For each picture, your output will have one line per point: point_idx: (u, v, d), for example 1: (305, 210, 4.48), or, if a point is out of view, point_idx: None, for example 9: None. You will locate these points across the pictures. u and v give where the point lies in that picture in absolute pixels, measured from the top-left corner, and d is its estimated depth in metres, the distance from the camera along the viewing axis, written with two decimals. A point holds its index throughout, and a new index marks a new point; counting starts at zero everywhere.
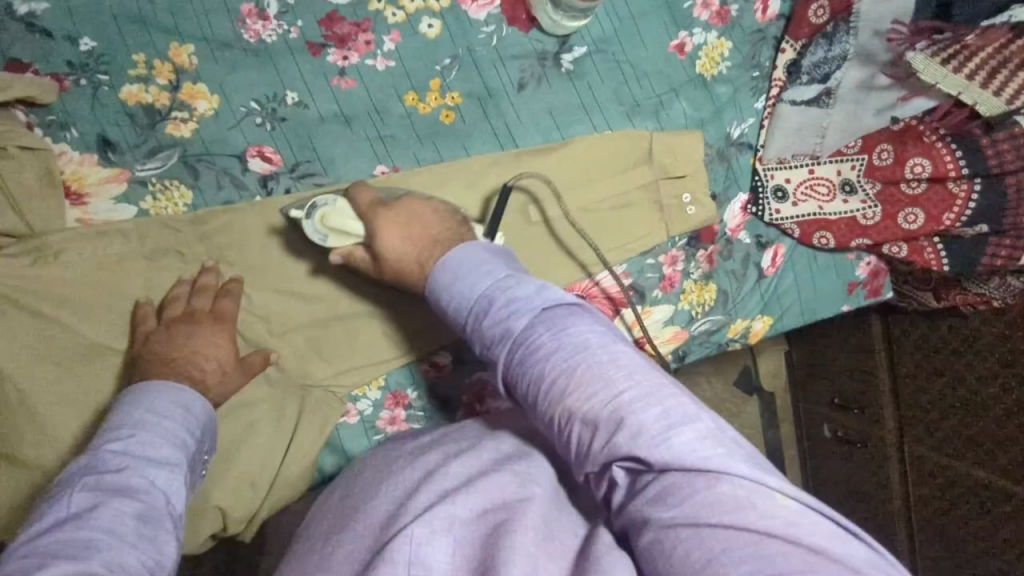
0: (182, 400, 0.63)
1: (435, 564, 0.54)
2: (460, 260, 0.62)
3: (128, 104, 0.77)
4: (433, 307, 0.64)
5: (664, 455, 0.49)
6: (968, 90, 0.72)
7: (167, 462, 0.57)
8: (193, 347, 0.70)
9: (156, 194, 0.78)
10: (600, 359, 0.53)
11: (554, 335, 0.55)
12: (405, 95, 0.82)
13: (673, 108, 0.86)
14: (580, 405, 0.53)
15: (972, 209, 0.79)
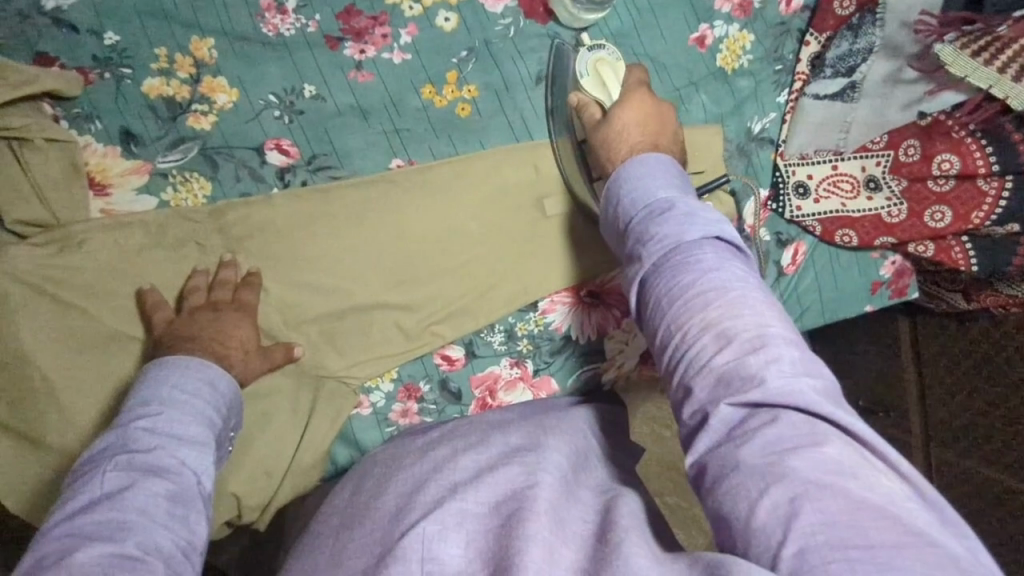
0: (207, 375, 0.63)
1: (449, 559, 0.54)
2: (647, 170, 0.63)
3: (150, 97, 0.78)
4: (604, 203, 0.65)
5: (786, 393, 0.48)
6: (999, 84, 0.70)
7: (198, 441, 0.58)
8: (218, 328, 0.72)
9: (177, 186, 0.80)
10: (754, 293, 0.53)
11: (722, 258, 0.55)
12: (421, 88, 0.82)
13: (693, 102, 0.84)
14: (724, 317, 0.52)
15: (1004, 208, 0.77)
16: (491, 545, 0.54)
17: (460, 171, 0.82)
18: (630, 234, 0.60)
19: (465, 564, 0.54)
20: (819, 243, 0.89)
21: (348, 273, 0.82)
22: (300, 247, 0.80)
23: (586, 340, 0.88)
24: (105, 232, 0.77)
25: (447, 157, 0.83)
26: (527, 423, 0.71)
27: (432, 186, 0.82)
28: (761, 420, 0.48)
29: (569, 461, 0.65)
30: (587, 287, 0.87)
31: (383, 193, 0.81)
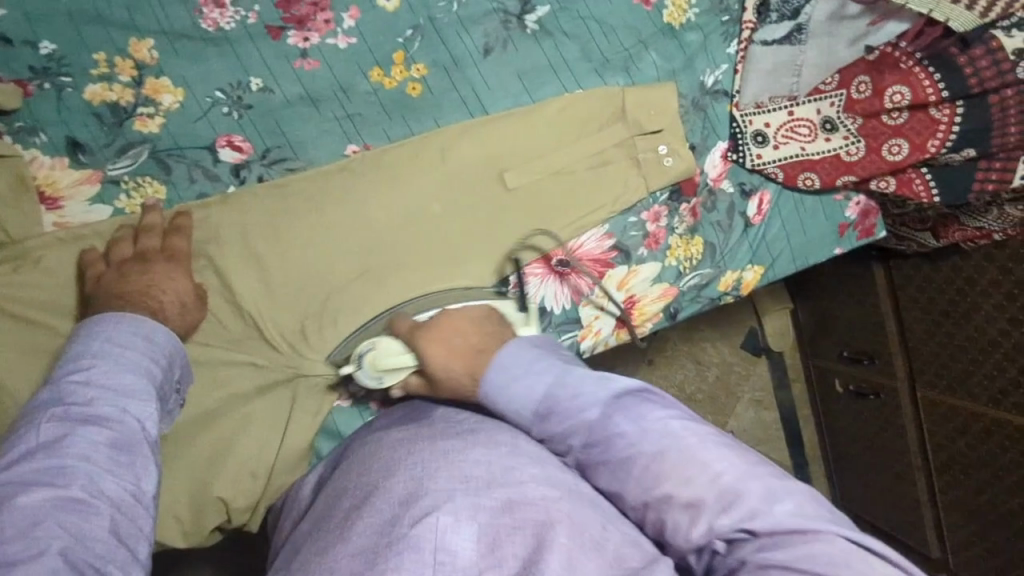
0: (144, 329, 0.63)
1: (460, 551, 0.53)
2: (505, 361, 0.67)
3: (94, 104, 0.77)
4: (483, 406, 0.68)
5: (755, 513, 0.53)
6: (939, 8, 0.72)
7: (135, 389, 0.59)
8: (147, 280, 0.69)
9: (130, 192, 0.78)
10: (672, 426, 0.60)
11: (635, 411, 0.61)
12: (370, 71, 0.81)
13: (643, 61, 0.85)
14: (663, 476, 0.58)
15: (957, 133, 0.77)
16: (505, 544, 0.54)
17: (422, 151, 0.82)
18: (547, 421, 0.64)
19: (477, 557, 0.53)
20: (783, 190, 0.90)
21: (318, 266, 0.81)
22: (265, 244, 0.79)
23: (562, 309, 0.88)
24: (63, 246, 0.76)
25: (402, 139, 0.82)
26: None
27: (399, 169, 0.81)
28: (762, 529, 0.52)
29: (580, 472, 0.64)
30: (558, 254, 0.86)
31: (351, 182, 0.81)
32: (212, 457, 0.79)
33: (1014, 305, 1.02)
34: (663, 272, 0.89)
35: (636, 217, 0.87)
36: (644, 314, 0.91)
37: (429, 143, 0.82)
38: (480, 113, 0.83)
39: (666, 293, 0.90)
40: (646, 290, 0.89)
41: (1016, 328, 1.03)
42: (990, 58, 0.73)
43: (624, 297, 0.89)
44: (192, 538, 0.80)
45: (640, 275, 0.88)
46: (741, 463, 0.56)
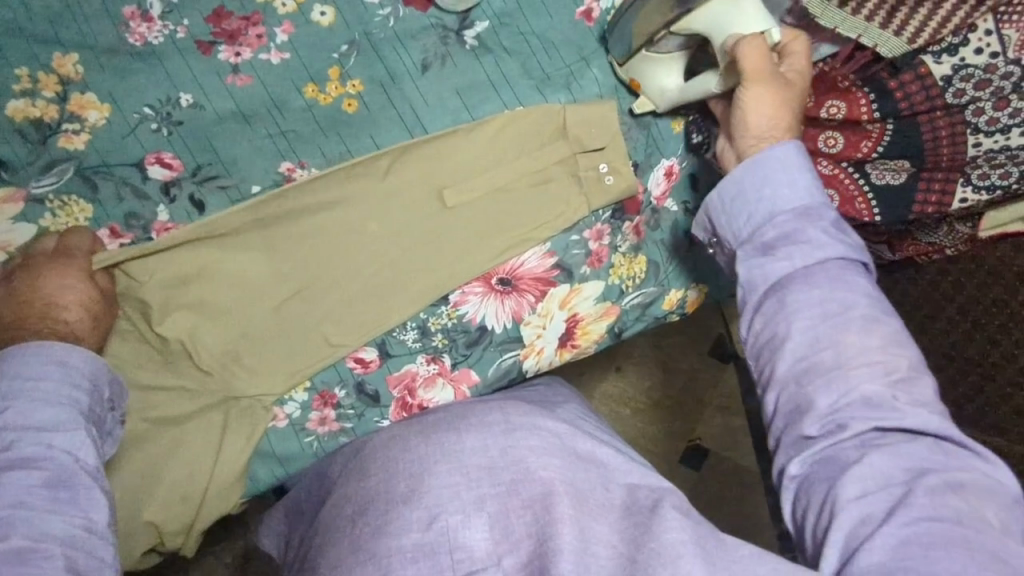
0: (55, 357, 0.65)
1: (474, 544, 0.59)
2: (789, 158, 0.67)
3: (16, 120, 0.75)
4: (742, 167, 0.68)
5: (913, 378, 0.60)
6: (868, 32, 0.72)
7: (58, 419, 0.63)
8: (48, 298, 0.71)
9: (55, 211, 0.76)
10: (845, 264, 0.65)
11: (810, 234, 0.65)
12: (304, 88, 0.80)
13: (584, 78, 0.84)
14: (801, 315, 0.63)
15: (885, 149, 0.76)
16: (515, 527, 0.60)
17: (356, 182, 0.80)
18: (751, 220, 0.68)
19: (491, 545, 0.59)
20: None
21: (248, 294, 0.79)
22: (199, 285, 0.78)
23: (503, 327, 0.86)
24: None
25: (338, 156, 0.80)
26: (521, 402, 0.74)
27: (330, 204, 0.80)
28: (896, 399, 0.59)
29: (569, 436, 0.69)
30: (499, 273, 0.85)
31: (286, 216, 0.79)
32: (143, 483, 0.77)
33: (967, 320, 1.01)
34: (606, 290, 0.88)
35: (578, 235, 0.86)
36: (587, 334, 0.90)
37: (361, 173, 0.80)
38: (418, 130, 0.81)
39: (608, 311, 0.89)
40: (590, 308, 0.88)
41: (970, 343, 1.02)
42: (919, 82, 0.72)
43: (567, 316, 0.88)
44: (124, 562, 0.79)
45: (583, 294, 0.88)
46: (888, 322, 0.62)
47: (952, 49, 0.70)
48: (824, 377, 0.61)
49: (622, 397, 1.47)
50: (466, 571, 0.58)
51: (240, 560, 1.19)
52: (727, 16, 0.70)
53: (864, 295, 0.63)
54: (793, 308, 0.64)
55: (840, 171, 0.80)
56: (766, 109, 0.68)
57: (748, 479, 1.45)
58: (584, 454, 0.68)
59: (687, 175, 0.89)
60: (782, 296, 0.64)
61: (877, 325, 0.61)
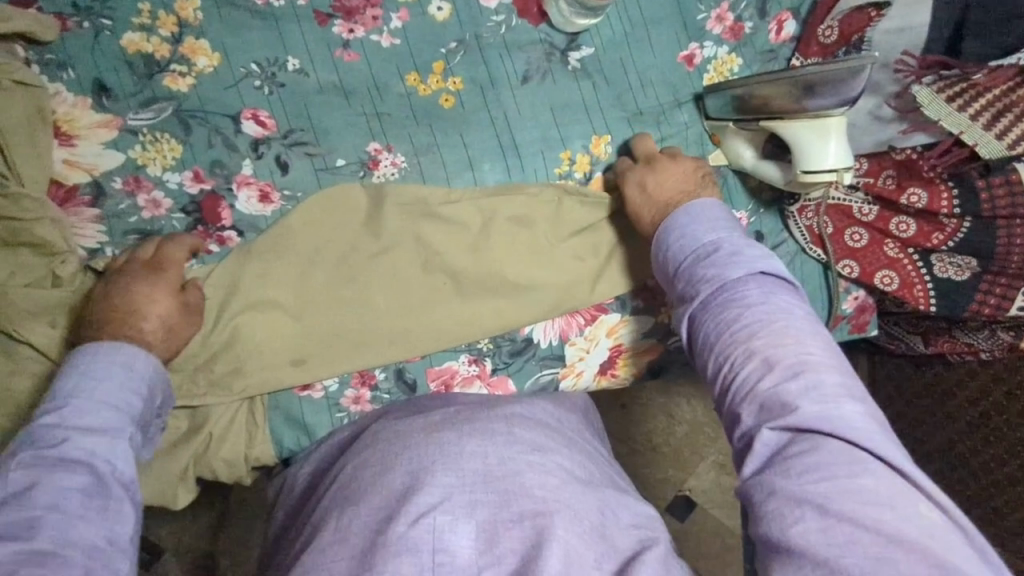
0: (122, 358, 0.66)
1: (458, 549, 0.60)
2: (695, 206, 0.73)
3: (128, 52, 0.77)
4: (658, 246, 0.74)
5: (831, 462, 0.53)
6: (969, 130, 0.73)
7: (38, 480, 0.57)
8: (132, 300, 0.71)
9: (146, 144, 0.77)
10: (769, 328, 0.61)
11: (700, 271, 0.68)
12: (406, 75, 0.82)
13: (674, 120, 0.86)
14: (705, 340, 0.64)
15: (958, 242, 0.79)
16: (502, 541, 0.61)
17: (405, 233, 0.80)
18: (680, 278, 0.70)
19: (475, 554, 0.60)
20: (800, 252, 0.90)
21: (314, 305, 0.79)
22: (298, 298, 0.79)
23: (548, 343, 0.87)
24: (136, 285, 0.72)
25: (427, 148, 0.82)
26: (528, 418, 0.75)
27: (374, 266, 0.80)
28: (800, 446, 0.55)
29: (569, 462, 0.70)
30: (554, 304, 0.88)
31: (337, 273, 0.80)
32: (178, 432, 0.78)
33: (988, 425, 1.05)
34: (654, 328, 0.90)
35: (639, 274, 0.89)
36: (624, 368, 0.91)
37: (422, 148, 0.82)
38: (508, 137, 0.83)
39: (652, 348, 0.90)
40: (634, 341, 0.90)
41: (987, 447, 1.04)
42: (1007, 189, 0.74)
43: (611, 344, 0.89)
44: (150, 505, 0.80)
45: (631, 326, 0.89)
46: (871, 435, 0.54)
47: None
48: (791, 473, 0.54)
49: (622, 433, 1.47)
50: None
51: (221, 521, 1.18)
52: (813, 139, 0.72)
53: (777, 352, 0.59)
54: (758, 388, 0.59)
55: (905, 257, 0.83)
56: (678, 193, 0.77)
57: (732, 539, 1.45)
58: (586, 478, 0.68)
59: (753, 233, 0.89)
60: (692, 330, 0.66)
61: (785, 382, 0.58)
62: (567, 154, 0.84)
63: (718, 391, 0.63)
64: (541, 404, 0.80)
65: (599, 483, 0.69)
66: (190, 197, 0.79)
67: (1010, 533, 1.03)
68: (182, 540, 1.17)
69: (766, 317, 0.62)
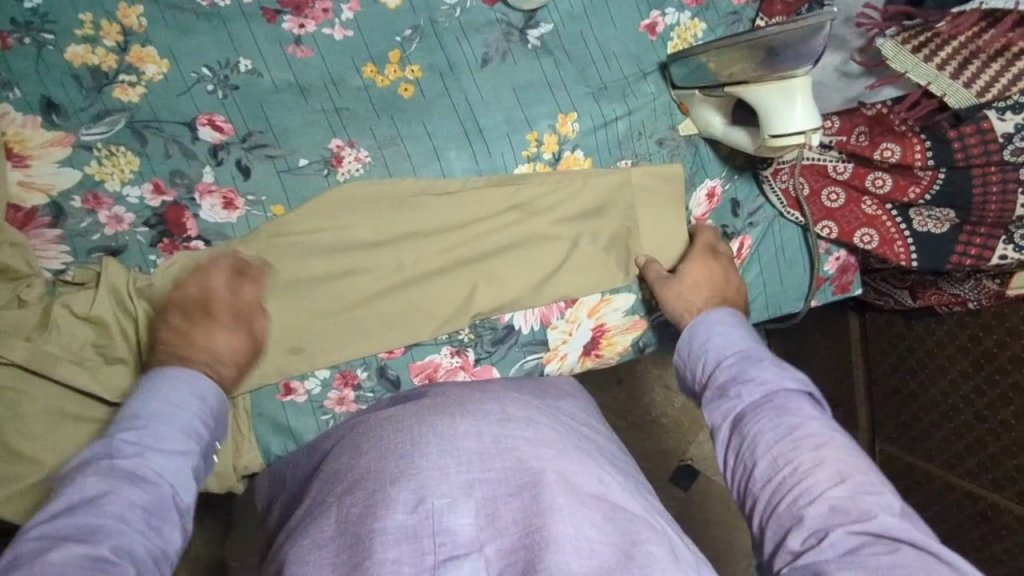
0: (200, 388, 0.65)
1: (458, 528, 0.59)
2: (724, 320, 0.76)
3: (74, 65, 0.75)
4: (699, 341, 0.76)
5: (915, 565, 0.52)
6: (937, 81, 0.71)
7: (111, 489, 0.55)
8: (217, 348, 0.70)
9: (102, 159, 0.75)
10: (831, 442, 0.61)
11: (752, 373, 0.69)
12: (363, 67, 0.80)
13: (640, 91, 0.85)
14: (758, 441, 0.64)
15: (935, 193, 0.78)
16: (502, 514, 0.60)
17: (389, 220, 0.80)
18: (723, 371, 0.72)
19: (476, 530, 0.59)
20: (778, 216, 0.91)
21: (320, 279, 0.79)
22: (304, 273, 0.78)
23: (530, 329, 0.87)
24: (218, 329, 0.71)
25: (389, 140, 0.80)
26: (522, 399, 0.74)
27: (337, 281, 0.79)
28: (877, 549, 0.54)
29: (562, 435, 0.70)
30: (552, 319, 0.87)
31: (301, 287, 0.79)
32: None
33: (978, 375, 1.04)
34: (637, 304, 0.90)
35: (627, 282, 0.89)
36: (612, 347, 0.92)
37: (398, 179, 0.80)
38: (471, 123, 0.81)
39: (636, 325, 0.91)
40: (619, 319, 0.90)
41: (979, 397, 1.04)
42: (978, 136, 0.72)
43: (594, 325, 0.89)
44: None
45: (614, 305, 0.89)
46: (934, 551, 0.54)
47: (1017, 108, 0.70)
48: (870, 575, 0.52)
49: (620, 408, 1.46)
50: (447, 555, 0.57)
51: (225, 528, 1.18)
52: (779, 103, 0.71)
53: (843, 460, 0.60)
54: (819, 487, 0.59)
55: (884, 214, 0.83)
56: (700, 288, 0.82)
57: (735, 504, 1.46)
58: (580, 451, 0.68)
59: (729, 200, 0.91)
60: (742, 430, 0.66)
61: (846, 485, 0.58)
62: (534, 136, 0.83)
63: (769, 494, 0.62)
64: (525, 391, 0.79)
65: (590, 452, 0.69)
66: (153, 210, 0.77)
67: (1007, 478, 1.03)
68: (188, 550, 1.17)
69: (820, 429, 0.64)
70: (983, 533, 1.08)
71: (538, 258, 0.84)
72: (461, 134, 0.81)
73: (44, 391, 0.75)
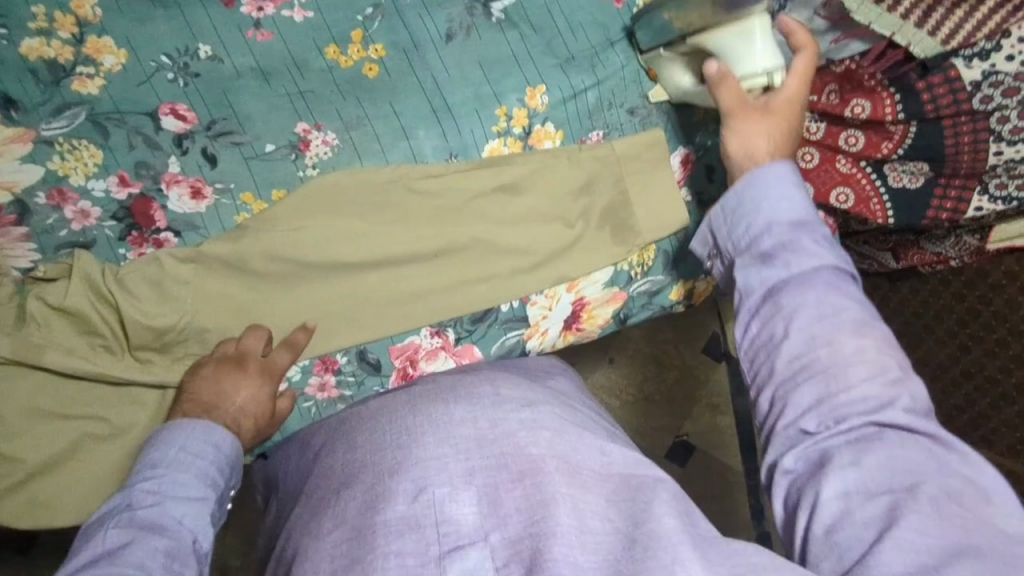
0: (215, 437, 0.69)
1: (462, 517, 0.58)
2: (783, 178, 0.66)
3: (30, 59, 0.73)
4: (754, 193, 0.67)
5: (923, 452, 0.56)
6: (902, 31, 0.71)
7: (133, 538, 0.57)
8: (233, 397, 0.73)
9: (64, 154, 0.74)
10: (867, 324, 0.62)
11: (806, 245, 0.64)
12: (325, 48, 0.79)
13: (608, 61, 0.84)
14: (798, 316, 0.62)
15: (908, 148, 0.77)
16: (504, 502, 0.59)
17: (367, 205, 0.79)
18: (770, 238, 0.65)
19: (479, 519, 0.58)
20: None
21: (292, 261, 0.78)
22: (279, 261, 0.78)
23: (509, 306, 0.86)
24: (238, 383, 0.74)
25: (356, 122, 0.79)
26: (513, 378, 0.75)
27: (317, 271, 0.79)
28: (897, 443, 0.56)
29: (560, 416, 0.69)
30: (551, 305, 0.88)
31: (276, 272, 0.78)
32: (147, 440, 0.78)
33: (964, 332, 1.04)
34: (616, 275, 0.90)
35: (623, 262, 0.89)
36: (595, 319, 0.92)
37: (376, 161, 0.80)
38: (438, 100, 0.81)
39: (616, 296, 0.91)
40: (598, 292, 0.89)
41: (965, 353, 1.04)
42: (947, 85, 0.72)
43: (574, 298, 0.89)
44: None
45: (594, 279, 0.89)
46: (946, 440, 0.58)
47: (983, 54, 0.70)
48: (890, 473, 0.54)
49: (613, 387, 1.46)
50: (451, 545, 0.56)
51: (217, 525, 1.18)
52: (739, 44, 0.71)
53: (883, 352, 0.60)
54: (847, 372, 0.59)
55: (859, 172, 0.82)
56: (763, 142, 0.69)
57: (733, 477, 1.46)
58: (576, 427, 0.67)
59: (703, 167, 0.90)
60: (778, 302, 0.63)
61: (878, 380, 0.59)
62: (503, 110, 0.82)
63: (793, 371, 0.61)
64: (518, 373, 0.79)
65: (588, 426, 0.69)
66: (119, 203, 0.76)
67: (997, 432, 1.03)
68: None
69: (860, 316, 0.62)
70: None
71: (510, 235, 0.83)
72: (430, 112, 0.80)
73: (20, 391, 0.74)
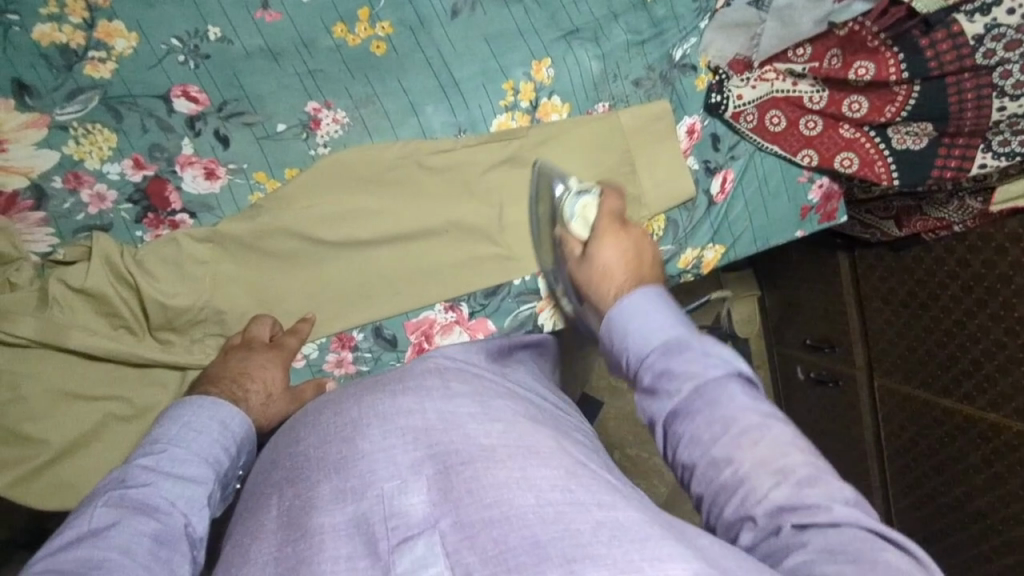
0: (219, 416, 0.67)
1: (411, 509, 0.51)
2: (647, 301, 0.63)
3: (42, 44, 0.73)
4: (604, 328, 0.65)
5: (848, 544, 0.46)
6: None
7: (118, 519, 0.54)
8: (244, 367, 0.73)
9: (78, 138, 0.74)
10: (760, 430, 0.53)
11: (677, 369, 0.58)
12: (333, 27, 0.79)
13: (611, 34, 0.85)
14: (696, 416, 0.55)
15: (914, 106, 0.78)
16: (456, 486, 0.52)
17: (374, 179, 0.80)
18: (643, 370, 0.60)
19: (430, 508, 0.51)
20: (758, 149, 0.92)
21: (308, 236, 0.79)
22: (293, 238, 0.79)
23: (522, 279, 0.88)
24: (255, 359, 0.75)
25: (364, 99, 0.80)
26: (461, 369, 0.69)
27: (336, 250, 0.81)
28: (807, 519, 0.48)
29: (512, 404, 0.63)
30: None
31: (290, 250, 0.79)
32: None
33: (970, 297, 1.05)
34: None
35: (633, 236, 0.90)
36: None
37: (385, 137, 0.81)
38: (445, 75, 0.81)
39: None
40: None
41: (969, 320, 1.06)
42: (950, 42, 0.74)
43: None
44: None
45: None
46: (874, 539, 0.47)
47: (985, 9, 0.72)
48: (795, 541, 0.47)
49: None
50: (402, 537, 0.50)
51: None
52: None
53: (779, 439, 0.53)
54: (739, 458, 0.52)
55: (863, 136, 0.85)
56: (612, 254, 0.71)
57: None
58: (528, 417, 0.61)
59: (709, 135, 0.91)
60: (676, 431, 0.56)
61: (777, 469, 0.51)
62: (510, 85, 0.83)
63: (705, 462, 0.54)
64: (482, 365, 0.73)
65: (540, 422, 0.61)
66: (134, 185, 0.77)
67: (1003, 397, 1.04)
68: None
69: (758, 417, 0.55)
70: (985, 453, 1.10)
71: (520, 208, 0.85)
72: (438, 87, 0.81)
73: (42, 375, 0.75)
